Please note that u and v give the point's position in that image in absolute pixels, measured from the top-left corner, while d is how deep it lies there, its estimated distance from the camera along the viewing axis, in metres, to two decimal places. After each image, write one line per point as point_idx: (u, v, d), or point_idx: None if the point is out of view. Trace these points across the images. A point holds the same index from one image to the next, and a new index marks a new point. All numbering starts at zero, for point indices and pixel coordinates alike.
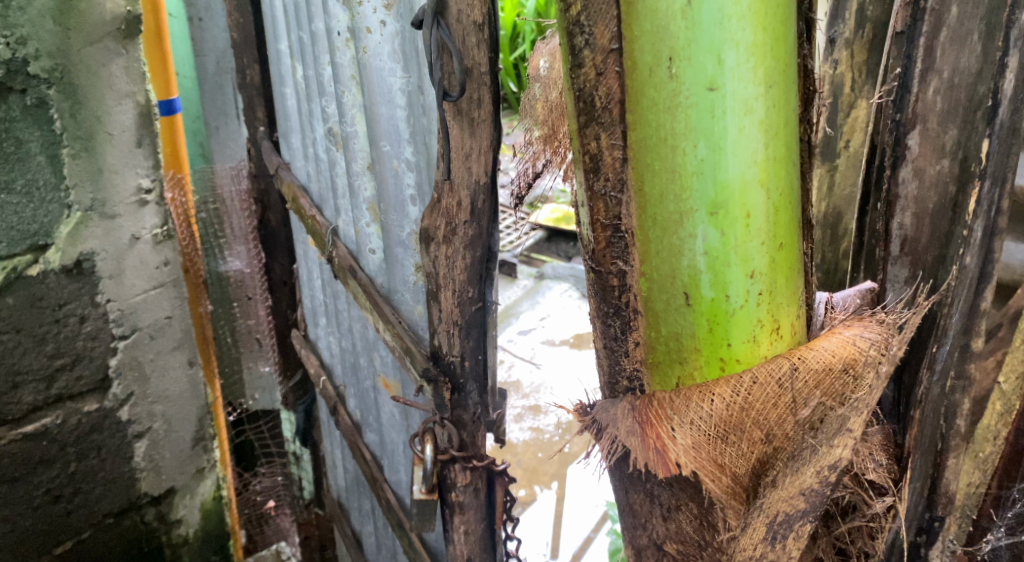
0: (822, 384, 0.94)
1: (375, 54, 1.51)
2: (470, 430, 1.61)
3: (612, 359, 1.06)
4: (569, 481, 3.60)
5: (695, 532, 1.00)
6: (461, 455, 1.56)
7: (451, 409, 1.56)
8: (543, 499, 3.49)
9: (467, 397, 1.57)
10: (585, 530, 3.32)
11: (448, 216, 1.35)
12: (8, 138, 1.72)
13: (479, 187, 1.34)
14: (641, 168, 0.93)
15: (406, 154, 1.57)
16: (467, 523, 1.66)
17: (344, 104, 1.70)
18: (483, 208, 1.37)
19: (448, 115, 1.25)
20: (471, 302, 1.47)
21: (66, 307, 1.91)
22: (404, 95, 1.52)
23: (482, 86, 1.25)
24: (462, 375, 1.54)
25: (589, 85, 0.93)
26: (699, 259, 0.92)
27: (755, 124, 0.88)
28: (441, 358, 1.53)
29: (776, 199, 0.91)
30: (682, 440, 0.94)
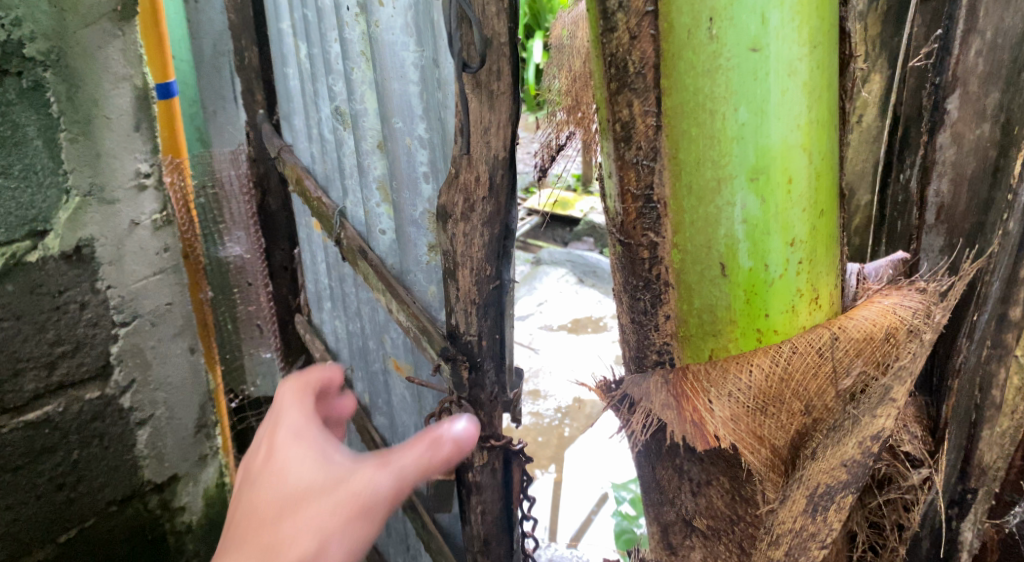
0: (863, 353, 0.93)
1: (388, 28, 1.48)
2: (487, 409, 1.57)
3: (641, 334, 1.04)
4: (566, 463, 3.59)
5: (727, 507, 0.98)
6: (479, 434, 1.53)
7: (469, 388, 1.53)
8: (541, 483, 3.46)
9: (484, 376, 1.53)
10: (584, 511, 3.26)
11: (466, 192, 1.33)
12: (4, 122, 1.69)
13: (498, 162, 1.30)
14: (676, 135, 0.91)
15: (419, 131, 1.54)
16: (484, 503, 1.63)
17: (353, 81, 1.67)
18: (502, 183, 1.34)
19: (467, 87, 1.22)
20: (489, 280, 1.44)
21: (66, 294, 1.88)
22: (418, 70, 1.49)
23: (502, 56, 1.21)
24: (480, 355, 1.50)
25: (622, 50, 0.91)
26: (737, 227, 0.90)
27: (798, 86, 0.86)
28: (458, 337, 1.50)
29: (817, 164, 0.89)
30: (719, 412, 0.92)
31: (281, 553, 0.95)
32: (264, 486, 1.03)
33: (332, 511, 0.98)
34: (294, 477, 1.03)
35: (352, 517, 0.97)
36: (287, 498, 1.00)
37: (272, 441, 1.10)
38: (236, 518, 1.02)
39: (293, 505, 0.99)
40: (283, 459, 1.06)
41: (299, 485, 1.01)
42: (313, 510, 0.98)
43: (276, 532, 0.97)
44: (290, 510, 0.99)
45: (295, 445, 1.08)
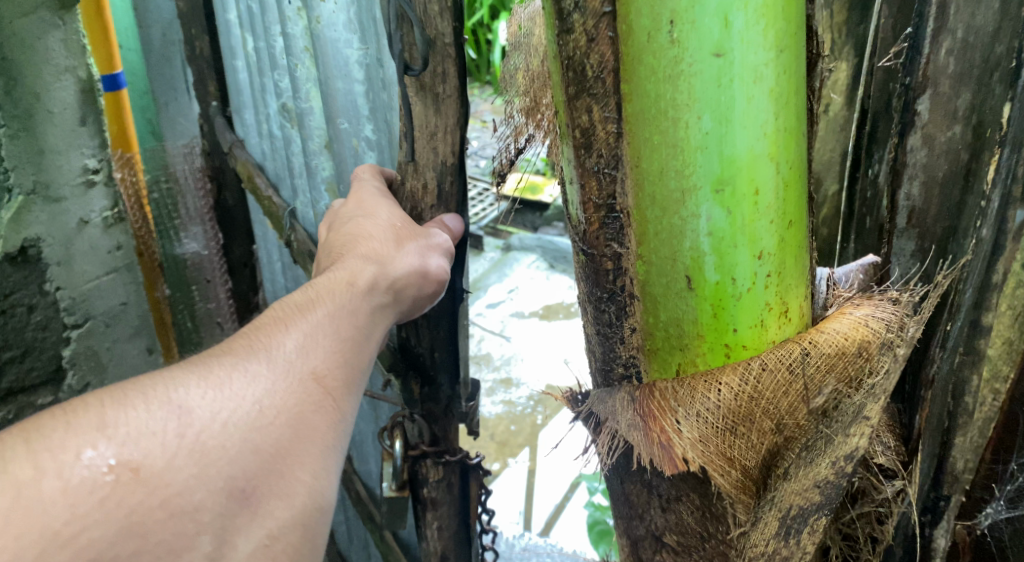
0: (836, 369, 0.89)
1: (330, 24, 1.41)
2: (443, 423, 1.54)
3: (607, 347, 1.00)
4: (540, 445, 3.52)
5: (697, 524, 0.95)
6: (433, 450, 1.48)
7: (421, 402, 1.50)
8: (514, 470, 3.38)
9: (439, 390, 1.49)
10: (558, 497, 3.20)
11: (413, 200, 1.26)
12: None
13: (446, 168, 1.21)
14: (637, 142, 0.86)
15: (365, 132, 1.50)
16: (441, 518, 1.61)
17: (297, 78, 1.60)
18: (452, 189, 1.26)
19: (410, 90, 1.13)
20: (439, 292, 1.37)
21: (14, 296, 1.70)
22: (362, 69, 1.42)
23: (448, 58, 1.12)
24: (433, 368, 1.46)
25: (579, 53, 0.86)
26: (702, 240, 0.86)
27: (765, 92, 0.81)
28: (409, 350, 1.45)
29: (785, 174, 0.85)
30: (688, 433, 0.88)
31: (390, 263, 1.15)
32: (360, 218, 1.21)
33: (430, 243, 1.20)
34: (389, 214, 1.21)
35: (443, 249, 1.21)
36: (386, 228, 1.19)
37: (355, 191, 1.26)
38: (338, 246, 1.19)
39: (396, 234, 1.19)
40: (374, 202, 1.23)
41: (392, 221, 1.20)
42: (417, 241, 1.19)
43: (382, 251, 1.16)
44: (392, 238, 1.18)
45: (383, 197, 1.25)
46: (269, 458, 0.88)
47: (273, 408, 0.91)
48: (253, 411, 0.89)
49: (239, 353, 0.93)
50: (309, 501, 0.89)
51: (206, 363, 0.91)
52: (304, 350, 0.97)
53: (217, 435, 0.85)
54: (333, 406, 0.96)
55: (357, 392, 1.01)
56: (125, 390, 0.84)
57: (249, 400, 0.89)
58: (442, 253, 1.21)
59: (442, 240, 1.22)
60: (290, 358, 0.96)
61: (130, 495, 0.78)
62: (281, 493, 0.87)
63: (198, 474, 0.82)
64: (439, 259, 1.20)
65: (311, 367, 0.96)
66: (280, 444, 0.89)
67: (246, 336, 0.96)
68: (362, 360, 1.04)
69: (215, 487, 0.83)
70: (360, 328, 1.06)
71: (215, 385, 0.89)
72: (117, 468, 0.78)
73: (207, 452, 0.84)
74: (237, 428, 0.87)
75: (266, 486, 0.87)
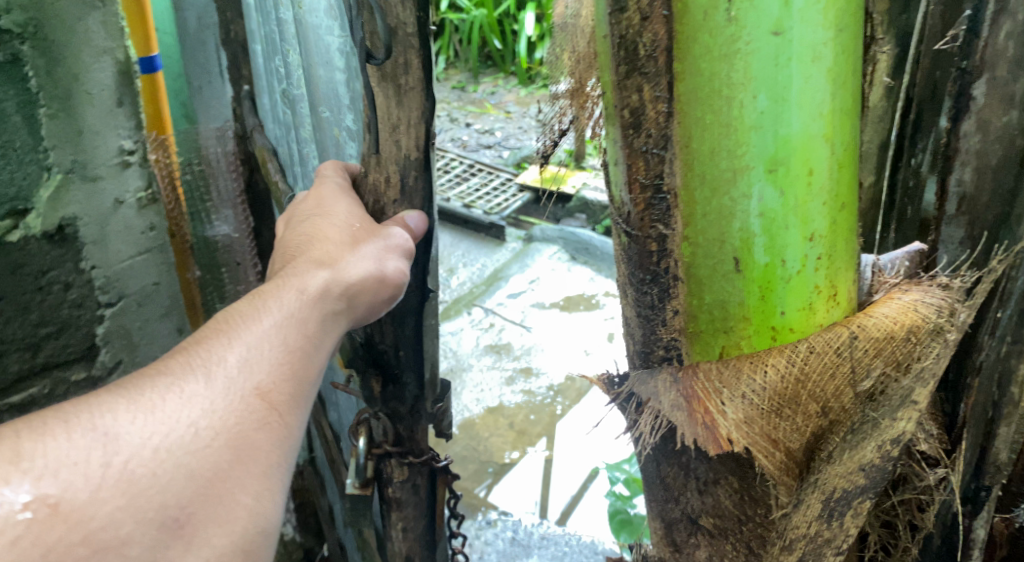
0: (883, 353, 0.89)
1: (312, 10, 1.41)
2: (409, 422, 1.52)
3: (648, 329, 1.00)
4: (558, 436, 3.41)
5: (734, 506, 0.95)
6: (397, 452, 1.52)
7: (386, 401, 1.49)
8: (531, 459, 3.28)
9: (404, 389, 1.47)
10: (575, 488, 3.13)
11: (375, 193, 1.26)
12: None
13: (409, 162, 1.21)
14: (688, 122, 0.86)
15: (346, 123, 1.47)
16: (405, 519, 1.65)
17: (290, 64, 1.62)
18: (415, 186, 1.24)
19: (372, 79, 1.13)
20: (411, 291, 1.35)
21: (50, 274, 1.59)
22: (342, 56, 1.39)
23: (410, 49, 1.11)
24: (397, 366, 1.44)
25: (633, 31, 0.86)
26: (753, 221, 0.86)
27: (823, 72, 0.81)
28: (374, 347, 1.42)
29: (840, 154, 0.85)
30: (733, 415, 0.88)
31: (345, 268, 1.15)
32: (319, 222, 1.20)
33: (389, 244, 1.20)
34: (347, 215, 1.22)
35: (402, 251, 1.20)
36: (343, 229, 1.19)
37: (316, 190, 1.25)
38: (293, 243, 1.19)
39: (353, 236, 1.19)
40: (333, 203, 1.22)
41: (349, 226, 1.20)
42: (374, 243, 1.19)
43: (337, 255, 1.16)
44: (348, 240, 1.19)
45: (342, 198, 1.24)
46: (206, 483, 0.87)
47: (210, 430, 0.90)
48: (188, 434, 0.88)
49: (175, 372, 0.93)
50: (250, 525, 0.89)
51: (138, 385, 0.91)
52: (248, 364, 0.97)
53: (147, 462, 0.84)
54: (279, 422, 0.95)
55: (305, 404, 1.02)
56: (49, 419, 0.83)
57: (184, 423, 0.89)
58: (401, 255, 1.21)
59: (402, 240, 1.21)
60: (231, 374, 0.95)
61: (48, 530, 0.76)
62: (218, 519, 0.87)
63: (124, 506, 0.81)
64: (398, 261, 1.20)
65: (255, 383, 0.96)
66: (217, 470, 0.88)
67: (187, 352, 0.96)
68: (309, 368, 1.04)
69: (144, 518, 0.82)
70: (311, 336, 1.07)
71: (146, 409, 0.88)
72: (32, 504, 0.76)
73: (136, 483, 0.83)
74: (169, 454, 0.86)
75: (202, 512, 0.86)
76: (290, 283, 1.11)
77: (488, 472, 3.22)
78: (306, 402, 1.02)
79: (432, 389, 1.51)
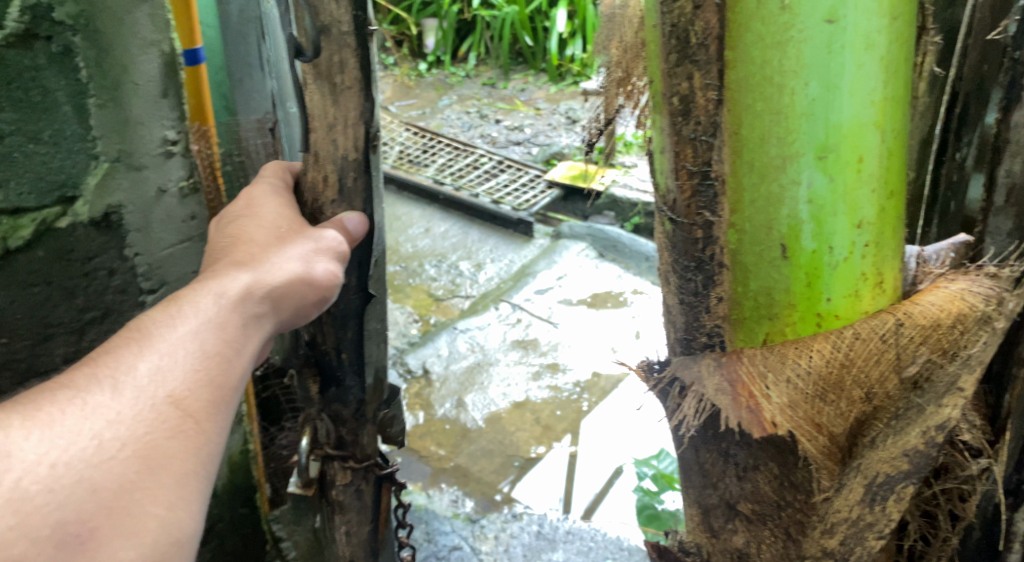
0: (930, 340, 0.91)
1: None
2: (351, 426, 1.57)
3: (691, 316, 1.00)
4: (583, 432, 3.34)
5: (774, 492, 0.97)
6: (336, 452, 1.58)
7: (327, 402, 1.53)
8: (555, 455, 3.22)
9: (346, 392, 1.52)
10: (598, 485, 3.10)
11: (315, 194, 1.28)
12: (32, 87, 1.32)
13: (346, 162, 1.25)
14: (739, 109, 0.87)
15: None
16: (349, 523, 1.67)
17: None
18: (354, 186, 1.28)
19: (308, 79, 1.17)
20: (349, 292, 1.37)
21: (95, 260, 1.53)
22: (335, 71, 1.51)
23: (345, 48, 1.16)
24: (339, 369, 1.48)
25: (685, 20, 0.86)
26: (801, 207, 0.87)
27: (875, 59, 0.82)
28: (317, 348, 1.46)
29: (890, 142, 0.86)
30: (777, 398, 0.89)
31: (267, 267, 1.14)
32: (248, 223, 1.23)
33: (319, 245, 1.21)
34: (276, 217, 1.24)
35: (332, 252, 1.21)
36: (272, 232, 1.22)
37: (248, 196, 1.28)
38: (220, 244, 1.20)
39: (280, 238, 1.21)
40: (262, 205, 1.26)
41: (278, 228, 1.22)
42: (303, 243, 1.20)
43: (261, 255, 1.16)
44: (274, 239, 1.21)
45: (272, 200, 1.27)
46: (112, 497, 0.83)
47: (117, 440, 0.86)
48: (92, 446, 0.84)
49: (78, 385, 0.89)
50: (162, 536, 0.85)
51: (36, 400, 0.86)
52: (160, 372, 0.94)
53: (42, 479, 0.79)
54: (196, 429, 0.92)
55: (225, 410, 0.98)
56: None
57: (86, 435, 0.85)
58: (333, 255, 1.21)
59: (332, 241, 1.22)
60: (141, 383, 0.92)
61: None
62: (127, 532, 0.82)
63: (16, 525, 0.76)
64: (329, 261, 1.20)
65: (168, 390, 0.93)
66: (122, 481, 0.84)
67: (89, 365, 0.92)
68: (229, 380, 1.00)
69: (40, 536, 0.77)
70: (231, 340, 1.04)
71: (44, 423, 0.83)
72: None
73: (31, 500, 0.78)
74: (68, 467, 0.81)
75: (106, 525, 0.82)
76: (208, 287, 1.08)
77: (514, 466, 3.15)
78: (227, 416, 0.98)
79: (375, 396, 1.57)
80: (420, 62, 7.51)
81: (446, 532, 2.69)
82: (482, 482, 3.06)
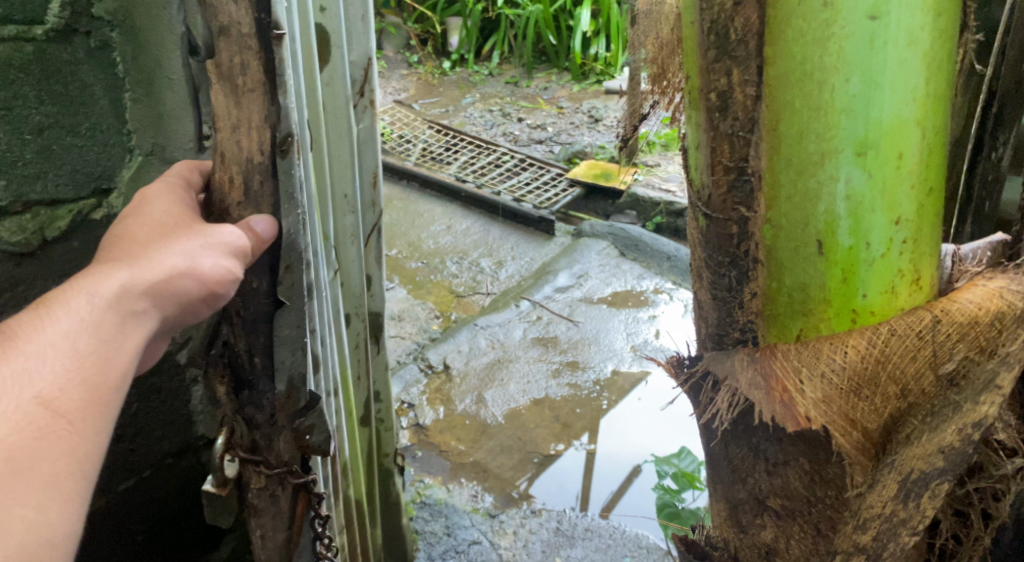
0: (967, 337, 0.91)
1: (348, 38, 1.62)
2: (268, 432, 1.13)
3: (725, 311, 1.01)
4: (600, 431, 3.35)
5: (805, 488, 0.96)
6: (249, 456, 1.15)
7: (238, 402, 1.11)
8: (571, 455, 3.21)
9: (261, 394, 1.10)
10: (615, 484, 3.11)
11: (218, 194, 0.99)
12: (70, 80, 1.32)
13: (252, 165, 0.95)
14: (777, 105, 0.87)
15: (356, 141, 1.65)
16: (265, 528, 1.24)
17: None
18: (263, 190, 0.97)
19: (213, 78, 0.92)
20: (260, 297, 1.02)
21: None
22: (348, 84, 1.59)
23: (248, 49, 0.90)
24: (251, 374, 1.07)
25: (725, 16, 0.87)
26: (839, 204, 0.87)
27: (918, 56, 0.83)
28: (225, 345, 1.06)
29: (930, 139, 0.87)
30: (811, 393, 0.90)
31: (145, 263, 0.91)
32: (138, 215, 0.99)
33: (210, 241, 0.93)
34: (166, 211, 0.98)
35: (223, 245, 0.93)
36: (154, 226, 0.96)
37: (148, 190, 1.04)
38: (102, 245, 0.97)
39: (166, 232, 0.95)
40: (158, 198, 1.00)
41: (167, 221, 0.97)
42: (189, 238, 0.93)
43: (142, 250, 0.93)
44: (158, 235, 0.95)
45: (173, 193, 1.02)
46: None
47: None
48: None
49: None
50: (26, 538, 0.78)
51: None
52: (28, 371, 0.83)
53: None
54: (70, 430, 0.83)
55: (110, 413, 0.87)
56: None
57: None
58: (226, 248, 0.93)
59: (227, 238, 0.93)
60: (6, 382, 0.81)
61: None
62: None
63: None
64: (224, 256, 0.93)
65: (38, 390, 0.82)
66: None
67: None
68: (110, 377, 0.87)
69: None
70: (107, 341, 0.87)
71: None
72: None
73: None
74: None
75: None
76: (79, 286, 0.89)
77: (532, 462, 3.14)
78: (111, 416, 0.87)
79: (290, 404, 1.11)
80: (443, 60, 7.53)
81: (465, 526, 2.70)
82: (500, 478, 3.05)
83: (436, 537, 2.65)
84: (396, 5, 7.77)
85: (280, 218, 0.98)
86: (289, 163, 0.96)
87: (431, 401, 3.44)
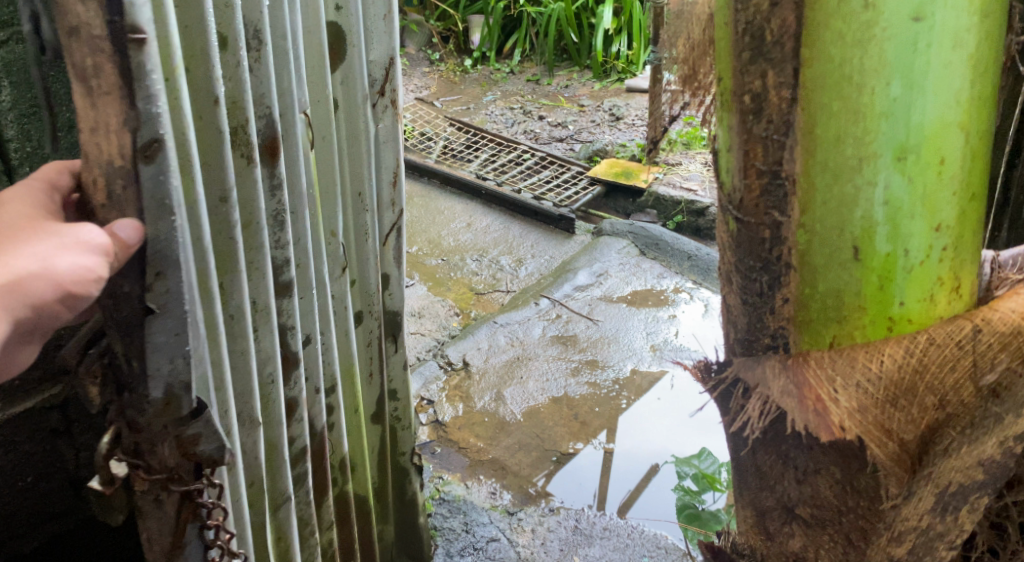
0: (1010, 347, 0.88)
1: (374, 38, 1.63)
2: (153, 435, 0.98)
3: (755, 317, 0.99)
4: (618, 430, 3.33)
5: (836, 497, 0.95)
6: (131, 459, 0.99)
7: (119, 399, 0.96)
8: (588, 453, 3.20)
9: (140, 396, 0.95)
10: (632, 484, 3.09)
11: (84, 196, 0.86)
12: None
13: (115, 170, 0.83)
14: (813, 109, 0.85)
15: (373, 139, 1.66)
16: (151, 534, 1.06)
17: None
18: (130, 196, 0.84)
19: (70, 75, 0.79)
20: (134, 300, 0.89)
21: None
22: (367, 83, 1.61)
23: (101, 51, 0.78)
24: (133, 377, 0.94)
25: (760, 18, 0.85)
26: (877, 209, 0.85)
27: (964, 58, 0.81)
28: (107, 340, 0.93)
29: (974, 143, 0.85)
30: (845, 402, 0.89)
31: None
32: None
33: (67, 242, 0.79)
34: (19, 213, 0.85)
35: (83, 244, 0.79)
36: (5, 230, 0.83)
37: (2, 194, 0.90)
38: None
39: (17, 234, 0.81)
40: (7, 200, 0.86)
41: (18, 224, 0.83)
42: (43, 239, 0.79)
43: None
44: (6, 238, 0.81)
45: (28, 194, 0.88)
46: None
47: None
48: None
49: None
50: None
51: None
52: None
53: None
54: None
55: None
56: None
57: None
58: (85, 249, 0.79)
59: (86, 240, 0.80)
60: None
61: None
62: None
63: None
64: (81, 257, 0.79)
65: None
66: None
67: None
68: None
69: None
70: None
71: None
72: None
73: None
74: None
75: None
76: None
77: (550, 460, 3.13)
78: None
79: (171, 411, 0.96)
80: (465, 58, 7.52)
81: (484, 523, 2.69)
82: (517, 476, 3.03)
83: (455, 533, 2.64)
84: (419, 3, 7.79)
85: (147, 223, 0.85)
86: (157, 168, 0.84)
87: (450, 398, 3.43)
